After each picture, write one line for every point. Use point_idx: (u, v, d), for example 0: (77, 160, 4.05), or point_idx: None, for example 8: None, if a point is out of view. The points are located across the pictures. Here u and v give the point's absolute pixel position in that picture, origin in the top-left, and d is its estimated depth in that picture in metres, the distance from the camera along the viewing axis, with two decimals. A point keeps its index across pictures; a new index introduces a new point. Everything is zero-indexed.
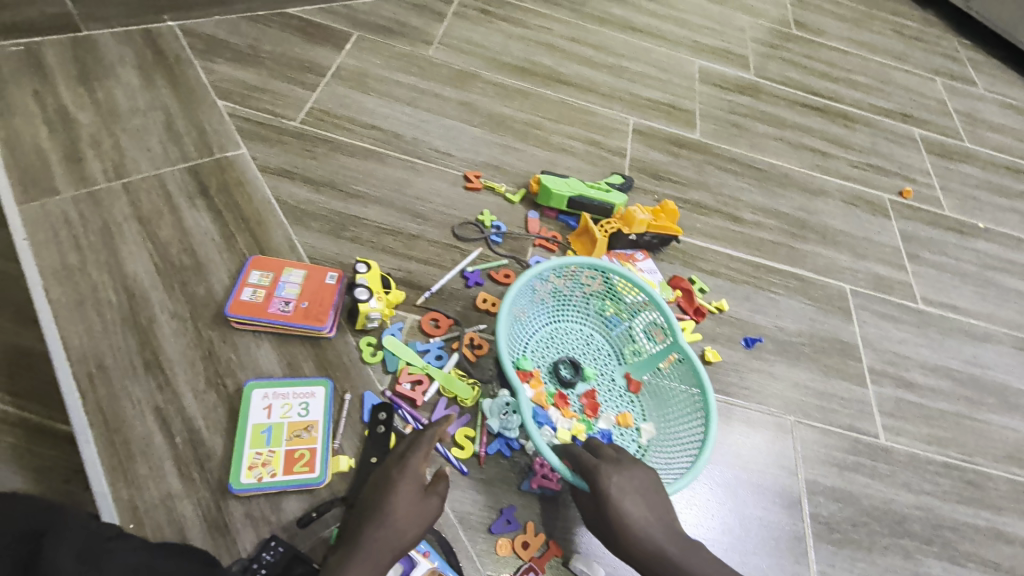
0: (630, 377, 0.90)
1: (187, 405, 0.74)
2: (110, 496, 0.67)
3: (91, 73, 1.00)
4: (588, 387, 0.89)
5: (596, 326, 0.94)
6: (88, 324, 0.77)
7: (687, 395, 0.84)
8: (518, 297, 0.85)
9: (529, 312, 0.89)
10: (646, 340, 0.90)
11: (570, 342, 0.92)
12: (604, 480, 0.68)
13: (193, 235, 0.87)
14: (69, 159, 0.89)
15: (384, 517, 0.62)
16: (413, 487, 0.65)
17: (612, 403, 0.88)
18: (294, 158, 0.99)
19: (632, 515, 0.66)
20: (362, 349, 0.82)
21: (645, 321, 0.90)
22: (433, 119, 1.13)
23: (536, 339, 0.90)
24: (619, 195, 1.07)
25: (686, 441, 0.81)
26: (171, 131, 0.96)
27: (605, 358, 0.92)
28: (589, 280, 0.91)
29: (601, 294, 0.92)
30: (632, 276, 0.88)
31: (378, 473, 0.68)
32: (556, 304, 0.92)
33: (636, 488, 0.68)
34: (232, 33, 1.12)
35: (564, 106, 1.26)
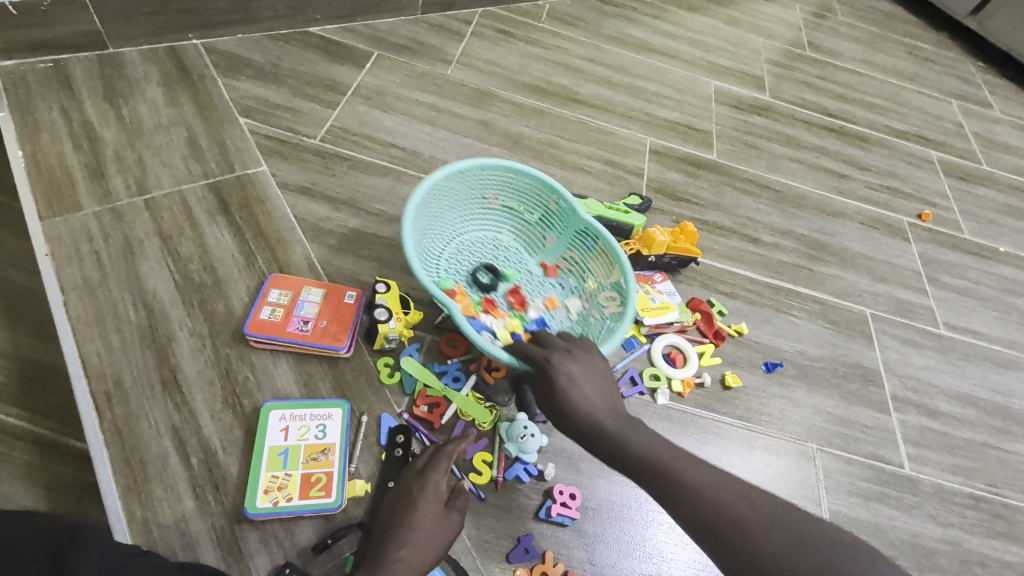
0: (544, 265, 0.94)
1: (203, 425, 0.73)
2: (123, 519, 0.66)
3: (117, 90, 1.01)
4: (510, 284, 0.92)
5: (504, 229, 0.96)
6: (107, 341, 0.77)
7: (594, 256, 0.88)
8: (416, 217, 0.83)
9: (433, 234, 0.89)
10: (547, 225, 0.93)
11: (482, 250, 0.95)
12: (555, 368, 0.65)
13: (213, 252, 0.87)
14: (92, 175, 0.90)
15: (409, 533, 0.61)
16: (436, 502, 0.64)
17: (537, 293, 0.92)
18: (313, 176, 0.99)
19: (581, 400, 0.63)
20: (379, 370, 0.81)
21: (541, 210, 0.93)
22: (451, 138, 1.13)
23: (445, 257, 0.91)
24: (638, 216, 1.06)
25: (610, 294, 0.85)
26: (193, 148, 0.97)
27: (516, 256, 0.96)
28: (480, 185, 0.91)
29: (496, 195, 0.93)
30: (517, 166, 0.89)
31: (396, 491, 0.66)
32: (458, 219, 0.93)
33: (586, 375, 0.65)
34: (255, 52, 1.13)
35: (581, 125, 1.26)
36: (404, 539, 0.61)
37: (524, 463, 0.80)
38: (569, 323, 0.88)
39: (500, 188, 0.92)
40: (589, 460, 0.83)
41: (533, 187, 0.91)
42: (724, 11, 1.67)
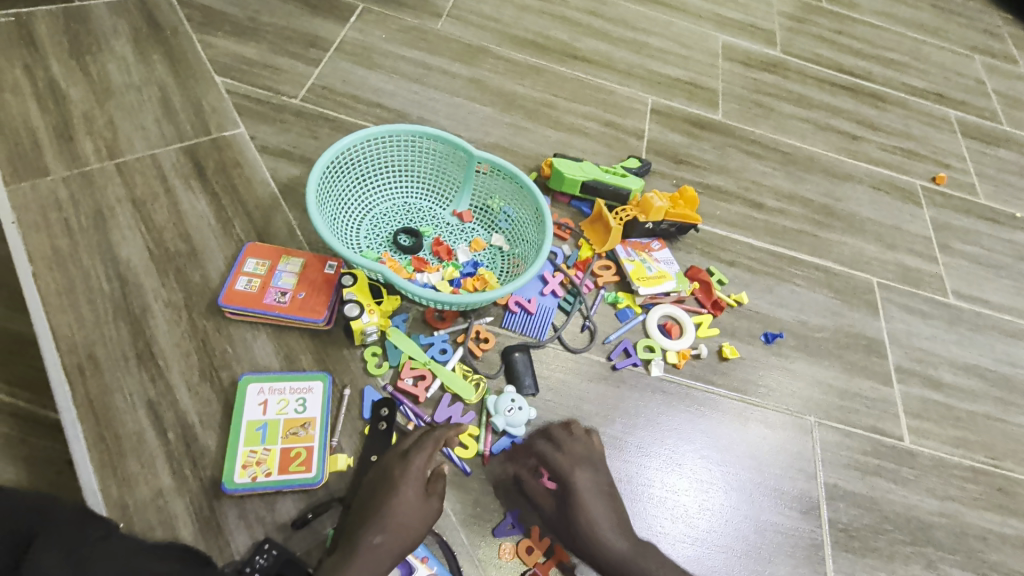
0: (458, 212, 0.94)
1: (180, 398, 0.71)
2: (99, 494, 0.65)
3: (84, 46, 0.95)
4: (432, 237, 0.92)
5: (411, 187, 0.95)
6: (79, 312, 0.74)
7: (506, 189, 0.91)
8: (319, 198, 0.81)
9: (343, 211, 0.87)
10: (450, 172, 0.93)
11: (395, 212, 0.93)
12: (573, 479, 0.72)
13: (189, 219, 0.83)
14: (60, 138, 0.86)
15: (388, 516, 0.62)
16: (416, 489, 0.65)
17: (460, 239, 0.92)
18: (294, 138, 0.94)
19: (596, 515, 0.70)
20: (366, 360, 0.78)
21: (441, 162, 0.93)
22: (440, 97, 1.08)
23: (362, 231, 0.89)
24: (636, 180, 1.01)
25: (530, 221, 0.89)
26: (166, 109, 0.92)
27: (429, 211, 0.94)
28: (375, 149, 0.89)
29: (392, 156, 0.91)
30: (401, 126, 0.88)
31: (376, 475, 0.66)
32: (361, 190, 0.90)
33: (597, 490, 0.72)
34: (231, 4, 1.06)
35: (579, 84, 1.19)
36: (379, 526, 0.61)
37: (511, 436, 0.78)
38: (504, 258, 0.91)
39: (392, 150, 0.91)
40: None
41: (425, 141, 0.91)
42: None
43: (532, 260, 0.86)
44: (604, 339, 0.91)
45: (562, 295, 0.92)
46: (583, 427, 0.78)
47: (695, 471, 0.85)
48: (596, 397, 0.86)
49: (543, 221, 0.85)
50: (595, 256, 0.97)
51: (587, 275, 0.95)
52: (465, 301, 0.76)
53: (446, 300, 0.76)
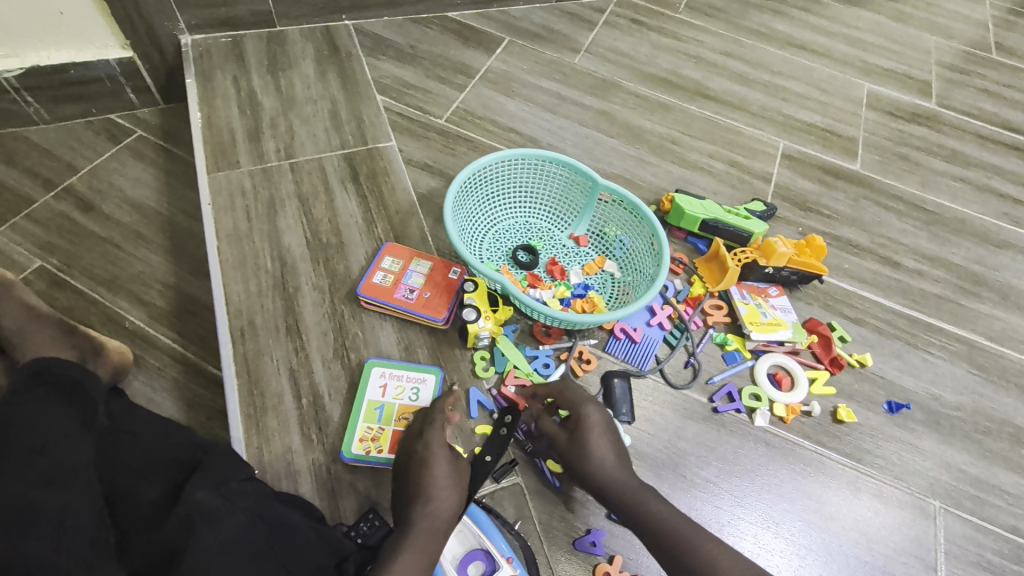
0: (576, 235, 0.98)
1: (315, 371, 0.81)
2: (243, 441, 0.75)
3: (278, 63, 1.12)
4: (548, 256, 0.96)
5: (535, 207, 1.00)
6: (247, 285, 0.87)
7: (625, 219, 0.94)
8: (454, 210, 0.88)
9: (471, 224, 0.94)
10: (572, 196, 0.98)
11: (516, 229, 0.98)
12: (587, 413, 0.75)
13: (341, 216, 0.95)
14: (251, 138, 1.01)
15: (429, 492, 0.67)
16: (445, 456, 0.70)
17: (574, 261, 0.96)
18: (435, 154, 1.04)
19: (603, 455, 0.72)
20: (475, 363, 0.84)
21: (565, 187, 0.98)
22: (570, 127, 1.13)
23: (486, 244, 0.95)
24: (760, 224, 0.98)
25: (645, 251, 0.91)
26: (334, 120, 1.05)
27: (547, 231, 0.99)
28: (506, 170, 0.95)
29: (520, 177, 0.97)
30: (532, 150, 0.94)
31: (404, 460, 0.72)
32: (489, 205, 0.97)
33: (608, 429, 0.75)
34: (396, 33, 1.20)
35: (708, 123, 1.19)
36: (426, 499, 0.66)
37: None
38: (614, 285, 0.94)
39: (523, 172, 0.97)
40: (670, 469, 0.82)
41: (553, 167, 0.96)
42: (891, 6, 1.49)
43: (644, 289, 0.87)
44: (708, 379, 0.89)
45: (669, 328, 0.92)
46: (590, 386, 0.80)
47: (793, 533, 0.80)
48: (693, 436, 0.85)
49: (660, 251, 0.87)
50: (707, 295, 0.96)
51: (697, 312, 0.94)
52: (574, 320, 0.80)
53: (556, 315, 0.79)
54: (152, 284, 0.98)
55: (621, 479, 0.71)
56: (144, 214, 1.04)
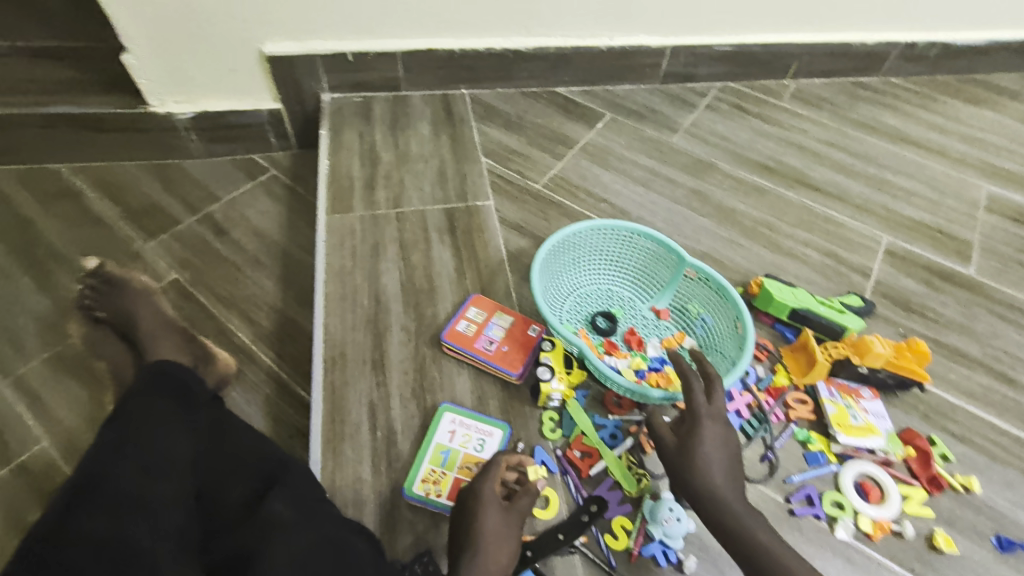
0: (657, 308, 0.99)
1: (392, 407, 0.85)
2: (318, 464, 0.79)
3: (400, 121, 1.24)
4: (627, 325, 0.98)
5: (618, 275, 1.02)
6: (344, 317, 0.94)
7: (709, 298, 0.95)
8: (542, 270, 0.92)
9: (555, 285, 0.97)
10: (659, 269, 0.99)
11: (597, 296, 1.01)
12: (703, 427, 0.72)
13: (435, 265, 1.01)
14: (366, 185, 1.12)
15: (478, 541, 0.67)
16: (495, 505, 0.71)
17: (653, 333, 0.97)
18: (528, 216, 1.10)
19: (713, 471, 0.70)
20: (542, 423, 0.85)
21: (651, 261, 0.99)
22: (661, 202, 1.16)
23: (567, 306, 0.97)
24: (855, 319, 0.95)
25: (729, 332, 0.90)
26: (441, 176, 1.15)
27: (628, 300, 1.01)
28: (595, 238, 0.99)
29: (608, 246, 1.00)
30: (622, 223, 0.98)
31: (458, 507, 0.72)
32: (574, 270, 1.00)
33: (719, 444, 0.72)
34: (507, 104, 1.30)
35: (805, 210, 1.18)
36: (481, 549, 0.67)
37: (664, 546, 0.77)
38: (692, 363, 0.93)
39: (611, 243, 1.00)
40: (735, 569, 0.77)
41: (641, 240, 0.98)
42: (1017, 107, 1.42)
43: (724, 371, 0.86)
44: (786, 478, 0.84)
45: (746, 416, 0.88)
46: (720, 389, 0.75)
47: None
48: None
49: (745, 335, 0.86)
50: (791, 387, 0.92)
51: (779, 403, 0.90)
52: (645, 394, 0.80)
53: (624, 385, 0.81)
54: (262, 306, 1.08)
55: (724, 497, 0.69)
56: (266, 244, 1.17)
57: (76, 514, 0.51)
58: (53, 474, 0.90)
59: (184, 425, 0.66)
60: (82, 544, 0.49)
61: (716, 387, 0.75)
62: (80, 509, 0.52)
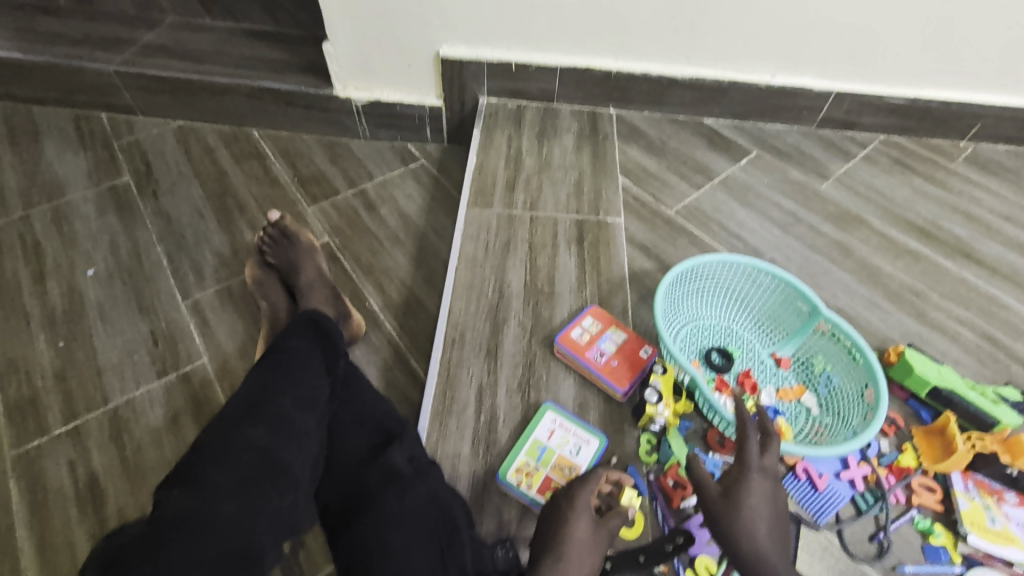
0: (778, 355, 0.96)
1: (498, 395, 0.90)
2: (425, 431, 0.86)
3: (546, 131, 1.30)
4: (743, 366, 0.95)
5: (742, 314, 0.99)
6: (468, 303, 1.00)
7: (839, 356, 0.90)
8: (668, 293, 0.92)
9: (676, 311, 0.96)
10: (789, 316, 0.95)
11: (716, 329, 0.98)
12: (750, 482, 0.68)
13: (559, 270, 1.05)
14: (507, 186, 1.19)
15: (564, 545, 0.68)
16: (588, 517, 0.71)
17: (770, 380, 0.94)
18: (656, 240, 1.11)
19: (758, 530, 0.66)
20: (640, 444, 0.85)
21: (781, 305, 0.96)
22: (799, 248, 1.11)
23: (683, 334, 0.96)
24: (1012, 414, 0.85)
25: (856, 397, 0.86)
26: (577, 188, 1.19)
27: (748, 341, 0.98)
28: (726, 271, 0.97)
29: (737, 281, 0.98)
30: (758, 260, 0.95)
31: (549, 509, 0.74)
32: (697, 299, 0.98)
33: (768, 501, 0.68)
34: (652, 128, 1.32)
35: (965, 285, 1.07)
36: (568, 557, 0.67)
37: None
38: (808, 420, 0.89)
39: (737, 279, 0.97)
40: None
41: (774, 282, 0.95)
42: None
43: (846, 435, 0.82)
44: (897, 565, 0.78)
45: (861, 489, 0.82)
46: (776, 446, 0.71)
47: None
48: None
49: (878, 404, 0.81)
50: (919, 470, 0.84)
51: (901, 484, 0.83)
52: None
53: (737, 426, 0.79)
54: (394, 279, 1.19)
55: (770, 558, 0.64)
56: (406, 224, 1.28)
57: (249, 427, 0.66)
58: (207, 388, 1.06)
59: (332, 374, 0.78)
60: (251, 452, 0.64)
61: (772, 442, 0.71)
62: (251, 424, 0.66)
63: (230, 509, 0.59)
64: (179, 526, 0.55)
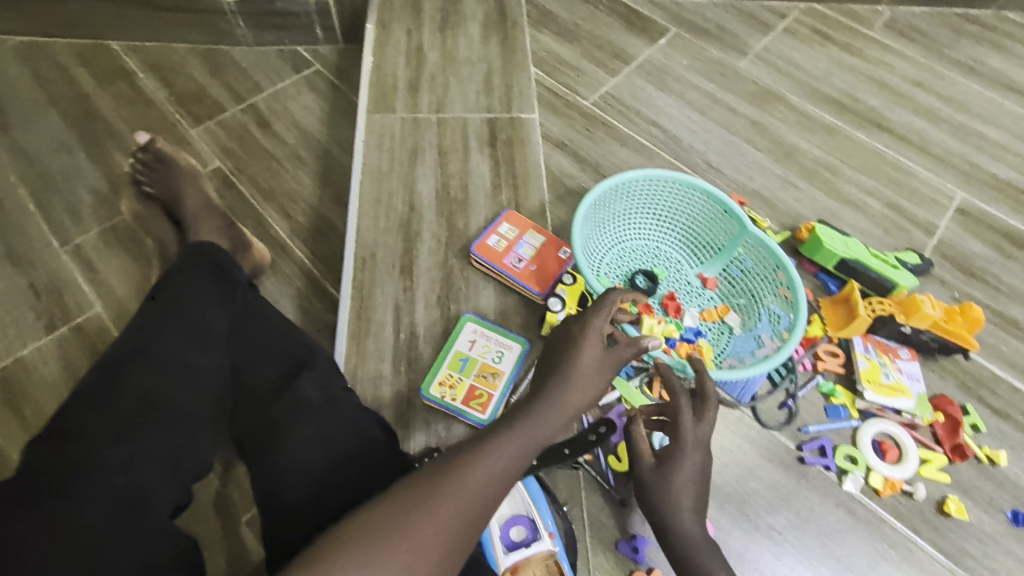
0: (705, 276, 0.94)
1: (417, 312, 0.87)
2: (342, 356, 0.83)
3: (449, 21, 1.17)
4: (668, 289, 0.94)
5: (669, 235, 0.97)
6: (376, 219, 0.94)
7: (763, 273, 0.89)
8: (588, 217, 0.88)
9: (600, 236, 0.92)
10: (717, 236, 0.93)
11: (642, 253, 0.96)
12: (681, 455, 0.62)
13: (472, 175, 0.99)
14: (409, 87, 1.08)
15: (571, 371, 0.57)
16: (598, 343, 0.59)
17: (694, 302, 0.93)
18: (573, 134, 1.05)
19: (682, 508, 0.61)
20: None
21: (708, 223, 0.93)
22: (716, 131, 1.08)
23: (609, 259, 0.93)
24: (909, 277, 0.90)
25: (775, 315, 0.85)
26: (487, 83, 1.09)
27: (675, 263, 0.96)
28: (652, 191, 0.92)
29: (663, 202, 0.94)
30: (684, 177, 0.90)
31: (556, 333, 0.61)
32: (622, 223, 0.95)
33: (697, 476, 0.62)
34: (565, 10, 1.21)
35: (875, 156, 1.08)
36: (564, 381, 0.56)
37: None
38: (730, 340, 0.89)
39: (667, 197, 0.93)
40: (736, 504, 0.79)
41: (700, 199, 0.92)
42: None
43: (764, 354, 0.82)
44: (802, 426, 0.84)
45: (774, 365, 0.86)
46: (711, 413, 0.65)
47: None
48: (767, 478, 0.80)
49: (796, 322, 0.80)
50: (825, 339, 0.88)
51: (808, 353, 0.87)
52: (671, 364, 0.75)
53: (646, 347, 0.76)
54: (299, 202, 1.10)
55: (686, 523, 0.60)
56: (306, 140, 1.17)
57: (135, 369, 0.61)
58: (105, 336, 0.98)
59: (233, 302, 0.73)
60: (137, 394, 0.60)
61: (707, 411, 0.65)
62: (134, 366, 0.62)
63: (108, 454, 0.54)
64: (47, 479, 0.51)
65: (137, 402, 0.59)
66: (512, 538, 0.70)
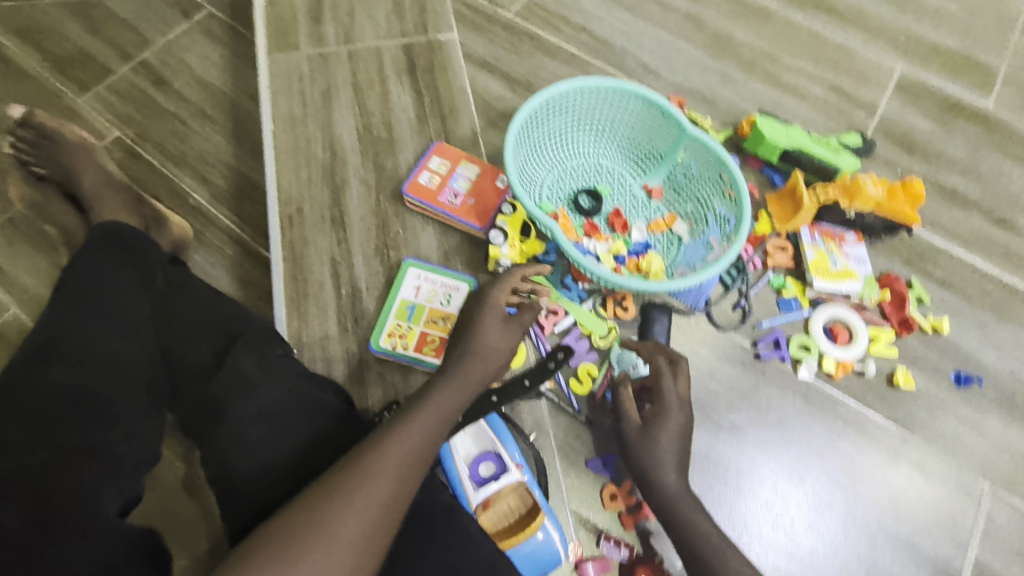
0: (650, 186, 0.91)
1: (355, 265, 0.82)
2: (284, 322, 0.79)
3: None
4: (613, 205, 0.91)
5: (609, 148, 0.92)
6: (297, 172, 0.87)
7: (707, 175, 0.86)
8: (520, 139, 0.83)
9: (536, 158, 0.88)
10: (657, 142, 0.89)
11: (583, 170, 0.92)
12: (667, 412, 0.65)
13: (394, 110, 0.92)
14: (311, 19, 0.97)
15: (474, 343, 0.62)
16: (499, 314, 0.65)
17: (641, 214, 0.90)
18: (498, 51, 0.98)
19: (669, 463, 0.63)
20: None
21: (648, 130, 0.89)
22: (649, 30, 1.02)
23: (549, 182, 0.89)
24: (851, 160, 0.88)
25: (722, 216, 0.83)
26: (396, 5, 0.99)
27: (618, 176, 0.92)
28: (584, 102, 0.87)
29: (598, 112, 0.89)
30: (617, 83, 0.85)
31: (461, 315, 0.67)
32: (558, 140, 0.90)
33: (683, 435, 0.65)
34: None
35: (814, 37, 1.03)
36: (474, 353, 0.61)
37: None
38: (679, 249, 0.87)
39: (601, 106, 0.88)
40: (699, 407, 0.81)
41: (637, 105, 0.87)
42: None
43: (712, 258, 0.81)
44: (756, 323, 0.84)
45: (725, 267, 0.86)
46: (685, 366, 0.69)
47: (816, 488, 0.78)
48: (726, 378, 0.82)
49: (742, 223, 0.79)
50: (773, 235, 0.88)
51: (757, 252, 0.87)
52: (622, 283, 0.73)
53: (597, 271, 0.73)
54: (215, 164, 1.01)
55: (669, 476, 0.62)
56: (210, 94, 1.06)
57: (48, 367, 0.57)
58: None
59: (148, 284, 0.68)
60: (54, 393, 0.55)
61: (683, 368, 0.69)
62: (47, 365, 0.57)
63: (30, 462, 0.50)
64: None
65: (54, 401, 0.55)
66: (482, 474, 0.70)
